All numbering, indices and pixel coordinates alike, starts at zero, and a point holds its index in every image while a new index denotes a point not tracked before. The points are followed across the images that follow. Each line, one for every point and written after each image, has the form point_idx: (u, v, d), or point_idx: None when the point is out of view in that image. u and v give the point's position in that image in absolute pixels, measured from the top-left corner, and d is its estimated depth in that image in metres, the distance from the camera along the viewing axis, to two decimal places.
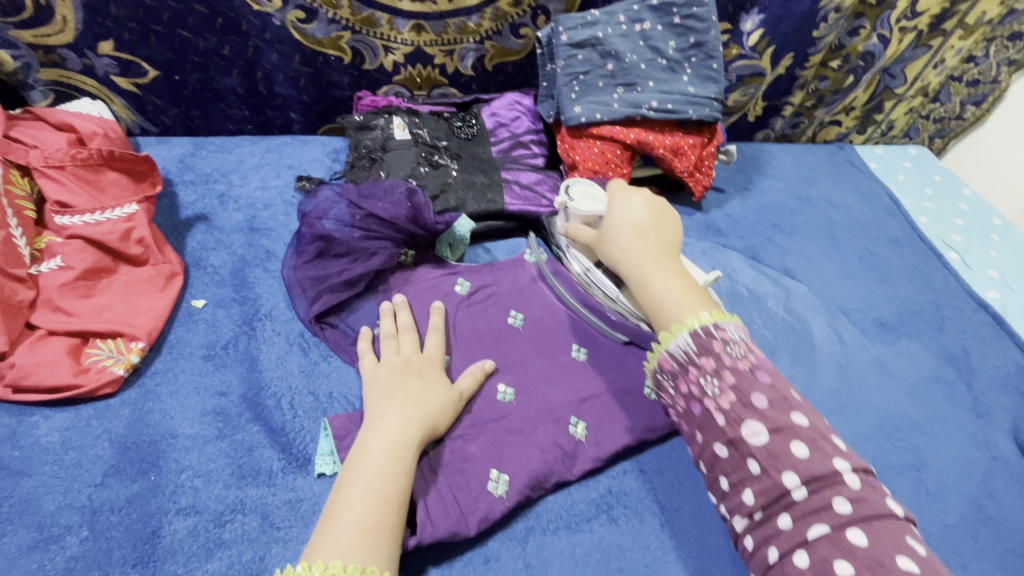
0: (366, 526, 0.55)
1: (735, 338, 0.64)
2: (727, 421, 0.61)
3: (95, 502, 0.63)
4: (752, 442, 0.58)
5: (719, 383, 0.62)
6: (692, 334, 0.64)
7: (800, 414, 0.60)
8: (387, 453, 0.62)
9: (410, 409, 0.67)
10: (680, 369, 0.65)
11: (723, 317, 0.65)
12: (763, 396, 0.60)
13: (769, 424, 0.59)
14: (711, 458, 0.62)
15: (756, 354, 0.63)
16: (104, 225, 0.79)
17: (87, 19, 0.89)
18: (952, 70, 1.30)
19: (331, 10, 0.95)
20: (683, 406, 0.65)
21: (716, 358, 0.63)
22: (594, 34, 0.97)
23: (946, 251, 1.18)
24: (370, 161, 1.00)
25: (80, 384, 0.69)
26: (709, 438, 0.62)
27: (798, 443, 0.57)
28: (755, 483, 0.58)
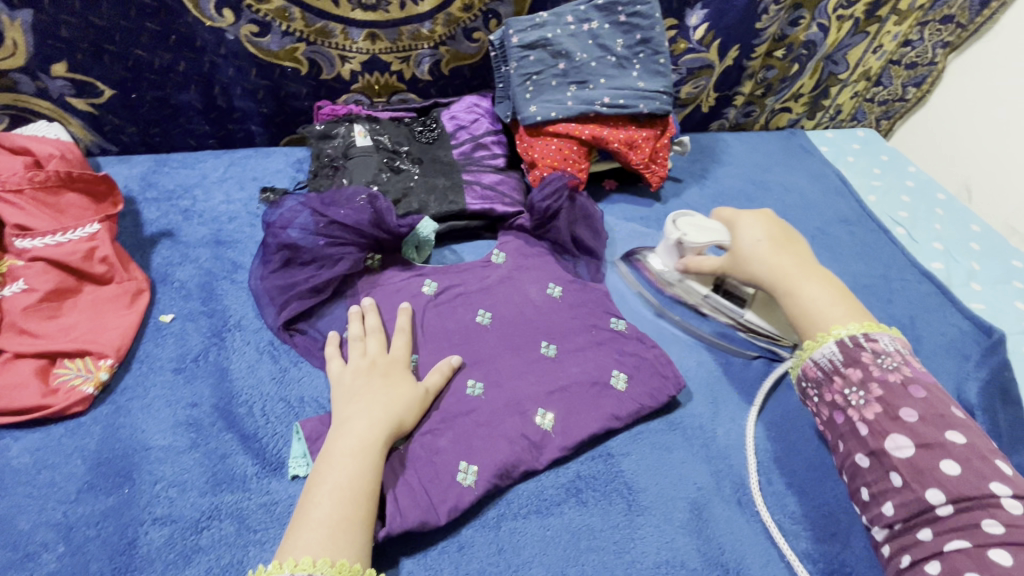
0: (336, 523, 0.58)
1: (888, 349, 0.68)
2: (871, 433, 0.64)
3: (69, 518, 0.64)
4: (894, 453, 0.61)
5: (865, 394, 0.66)
6: (839, 344, 0.69)
7: (957, 432, 0.60)
8: (353, 453, 0.64)
9: (375, 409, 0.69)
10: (825, 377, 0.70)
11: (876, 329, 0.70)
12: (915, 409, 0.62)
13: (917, 438, 0.61)
14: (853, 468, 0.65)
15: (911, 366, 0.67)
16: (66, 246, 0.79)
17: (38, 43, 0.89)
18: (891, 54, 1.36)
19: (284, 22, 0.96)
20: (825, 413, 0.70)
21: (865, 367, 0.67)
22: (544, 35, 1.00)
23: (894, 227, 1.23)
24: (333, 170, 1.02)
25: (50, 404, 0.70)
26: (851, 449, 0.66)
27: (947, 459, 0.58)
28: (895, 492, 0.60)
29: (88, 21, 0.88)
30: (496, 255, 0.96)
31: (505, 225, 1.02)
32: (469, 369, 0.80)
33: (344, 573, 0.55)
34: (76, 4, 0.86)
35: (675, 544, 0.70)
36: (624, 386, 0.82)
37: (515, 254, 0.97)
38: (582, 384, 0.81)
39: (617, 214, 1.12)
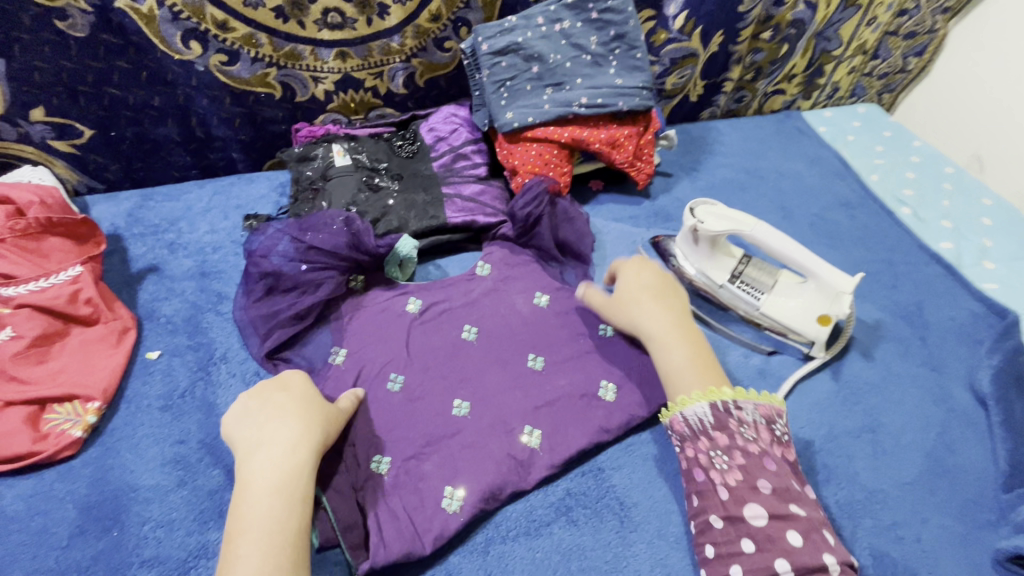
0: (265, 560, 0.55)
1: (752, 419, 0.68)
2: (732, 498, 0.63)
3: (62, 564, 0.65)
4: (750, 521, 0.62)
5: (728, 459, 0.65)
6: (712, 407, 0.68)
7: (799, 504, 0.63)
8: (273, 489, 0.60)
9: (287, 432, 0.64)
10: (692, 434, 0.68)
11: (746, 396, 0.69)
12: (770, 482, 0.64)
13: (770, 509, 0.62)
14: (703, 525, 0.65)
15: (767, 438, 0.67)
16: (50, 291, 0.80)
17: (13, 90, 0.89)
18: (887, 25, 1.30)
19: (252, 49, 0.96)
20: (686, 467, 0.68)
21: (730, 433, 0.67)
22: (514, 40, 0.98)
23: (898, 207, 1.18)
24: (313, 193, 1.01)
25: (40, 451, 0.71)
26: (706, 508, 0.65)
27: (793, 532, 0.61)
28: (744, 559, 0.60)
29: (58, 64, 0.89)
30: (481, 268, 0.94)
31: (488, 236, 1.00)
32: (453, 389, 0.79)
33: None
34: (45, 50, 0.87)
35: (668, 561, 0.68)
36: (613, 397, 0.80)
37: (500, 265, 0.94)
38: (570, 398, 0.79)
39: (605, 214, 1.09)
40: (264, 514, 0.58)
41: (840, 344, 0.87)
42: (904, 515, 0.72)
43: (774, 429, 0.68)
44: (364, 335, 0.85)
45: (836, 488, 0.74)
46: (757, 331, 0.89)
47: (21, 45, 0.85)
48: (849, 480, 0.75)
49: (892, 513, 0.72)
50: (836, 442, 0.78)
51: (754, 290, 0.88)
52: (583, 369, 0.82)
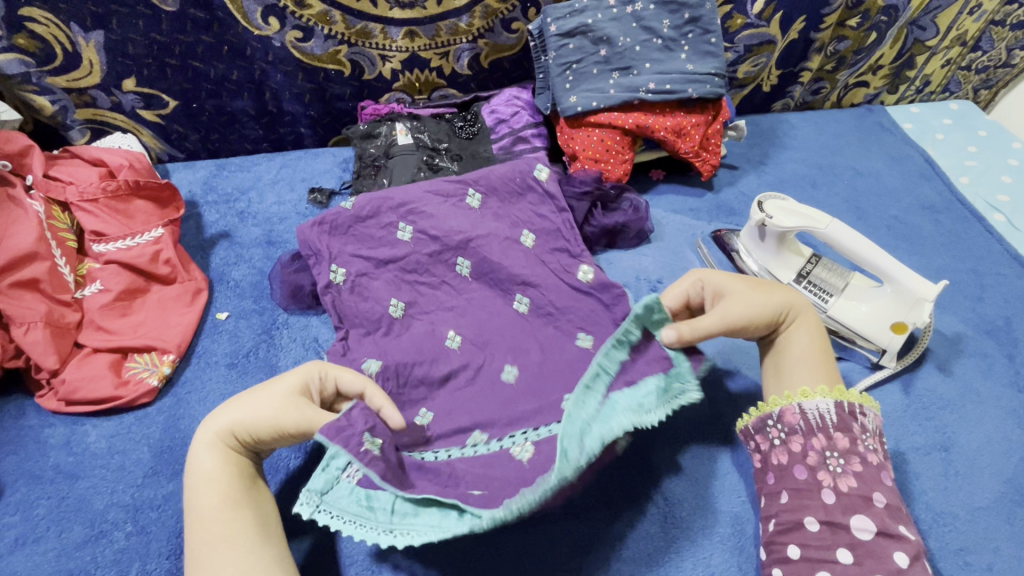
0: (222, 515, 0.58)
1: (871, 428, 0.65)
2: (838, 504, 0.60)
3: (137, 500, 0.70)
4: (853, 532, 0.59)
5: (844, 463, 0.62)
6: (835, 405, 0.65)
7: (906, 524, 0.60)
8: (218, 470, 0.60)
9: (223, 412, 0.62)
10: (804, 428, 0.65)
11: (872, 403, 0.66)
12: (883, 496, 0.61)
13: (880, 524, 0.59)
14: (791, 525, 0.62)
15: (885, 449, 0.64)
16: (134, 250, 0.86)
17: (110, 60, 0.96)
18: (993, 14, 1.19)
19: (326, 26, 0.98)
20: (783, 461, 0.65)
21: (852, 438, 0.63)
22: (583, 22, 0.96)
23: (990, 213, 1.08)
24: (375, 169, 1.03)
25: (121, 395, 0.77)
26: (802, 509, 0.62)
27: (901, 552, 0.57)
28: (835, 567, 0.58)
29: (150, 37, 0.94)
30: (525, 238, 0.89)
31: None
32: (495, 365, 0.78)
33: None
34: (139, 22, 0.92)
35: (712, 561, 0.67)
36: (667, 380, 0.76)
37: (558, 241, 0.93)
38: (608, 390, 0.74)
39: (663, 205, 1.06)
40: (218, 490, 0.59)
41: (914, 355, 0.82)
42: (976, 541, 0.67)
43: (886, 445, 0.66)
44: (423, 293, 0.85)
45: None
46: (822, 335, 0.85)
47: (118, 18, 0.91)
48: (915, 499, 0.70)
49: (962, 538, 0.67)
50: (902, 458, 0.73)
51: (822, 291, 0.84)
52: None
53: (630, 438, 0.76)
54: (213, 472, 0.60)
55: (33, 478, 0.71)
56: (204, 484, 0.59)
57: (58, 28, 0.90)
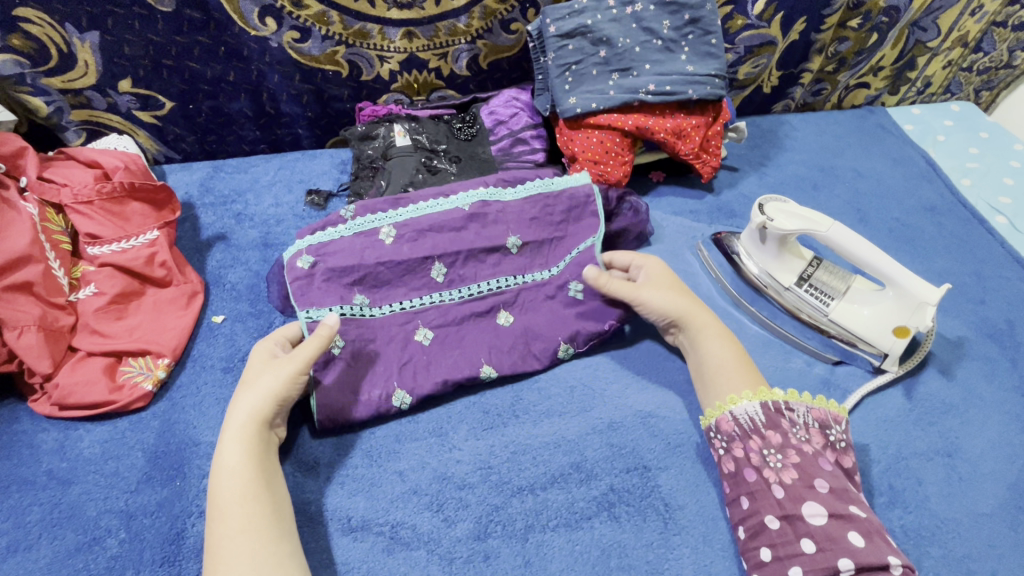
0: (244, 510, 0.59)
1: (803, 421, 0.67)
2: (788, 496, 0.61)
3: (131, 506, 0.69)
4: (808, 520, 0.59)
5: (782, 457, 0.63)
6: (762, 406, 0.67)
7: (857, 505, 0.61)
8: (240, 464, 0.61)
9: (248, 399, 0.66)
10: (740, 432, 0.66)
11: (798, 398, 0.68)
12: (827, 481, 0.62)
13: (829, 508, 0.60)
14: (757, 527, 0.61)
15: (819, 439, 0.66)
16: (129, 252, 0.85)
17: (105, 61, 0.95)
18: (995, 15, 1.19)
19: (323, 27, 0.97)
20: (732, 469, 0.66)
21: (782, 431, 0.65)
22: (583, 23, 0.95)
23: (992, 215, 1.08)
24: (373, 171, 1.02)
25: (115, 400, 0.76)
26: (759, 509, 0.62)
27: (855, 532, 0.58)
28: (805, 560, 0.57)
29: (145, 38, 0.93)
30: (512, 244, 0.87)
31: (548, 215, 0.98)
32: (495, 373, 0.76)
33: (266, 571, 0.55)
34: (135, 23, 0.91)
35: (712, 568, 0.66)
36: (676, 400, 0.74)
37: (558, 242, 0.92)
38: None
39: (664, 207, 1.06)
40: (240, 483, 0.60)
41: (917, 358, 0.80)
42: (979, 547, 0.66)
43: (828, 434, 0.67)
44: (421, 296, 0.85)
45: (903, 512, 0.69)
46: (823, 338, 0.84)
47: (113, 18, 0.90)
48: (918, 505, 0.69)
49: (965, 545, 0.66)
50: (904, 463, 0.73)
51: (823, 294, 0.84)
52: None
53: (631, 443, 0.75)
54: (236, 465, 0.61)
55: (25, 484, 0.71)
56: (228, 477, 0.61)
57: (53, 28, 0.89)
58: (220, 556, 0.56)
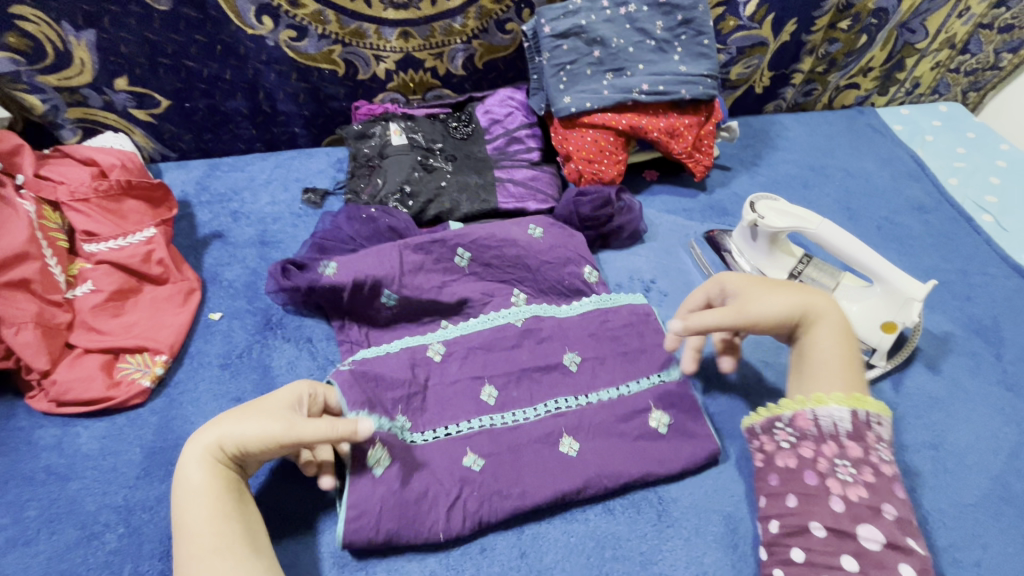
0: (206, 534, 0.56)
1: (884, 438, 0.61)
2: (846, 512, 0.56)
3: (129, 501, 0.70)
4: (860, 540, 0.54)
5: (856, 473, 0.58)
6: (853, 413, 0.61)
7: (919, 541, 0.56)
8: (204, 485, 0.58)
9: (226, 421, 0.60)
10: (816, 434, 0.61)
11: (888, 412, 0.62)
12: (895, 508, 0.56)
13: (890, 536, 0.54)
14: (798, 530, 0.58)
15: (898, 463, 0.60)
16: (126, 250, 0.85)
17: (101, 59, 0.95)
18: (981, 17, 1.21)
19: (319, 25, 0.98)
20: (788, 463, 0.61)
21: (864, 447, 0.59)
22: (577, 23, 0.96)
23: (979, 213, 1.10)
24: (369, 169, 1.03)
25: (113, 396, 0.76)
26: (808, 514, 0.58)
27: (911, 566, 0.53)
28: (840, 574, 0.54)
29: (142, 36, 0.94)
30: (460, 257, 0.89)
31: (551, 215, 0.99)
32: (497, 370, 0.78)
33: None
34: (132, 21, 0.92)
35: (705, 559, 0.67)
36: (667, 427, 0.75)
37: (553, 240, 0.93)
38: (589, 397, 0.77)
39: (657, 205, 1.07)
40: (204, 504, 0.57)
41: (904, 353, 0.82)
42: (964, 537, 0.68)
43: (903, 459, 0.61)
44: (417, 293, 0.85)
45: None
46: None
47: (110, 16, 0.91)
48: (905, 496, 0.71)
49: (951, 535, 0.68)
50: (892, 455, 0.74)
51: None
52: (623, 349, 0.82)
53: None
54: (199, 488, 0.58)
55: (23, 480, 0.71)
56: (190, 497, 0.58)
57: (49, 26, 0.90)
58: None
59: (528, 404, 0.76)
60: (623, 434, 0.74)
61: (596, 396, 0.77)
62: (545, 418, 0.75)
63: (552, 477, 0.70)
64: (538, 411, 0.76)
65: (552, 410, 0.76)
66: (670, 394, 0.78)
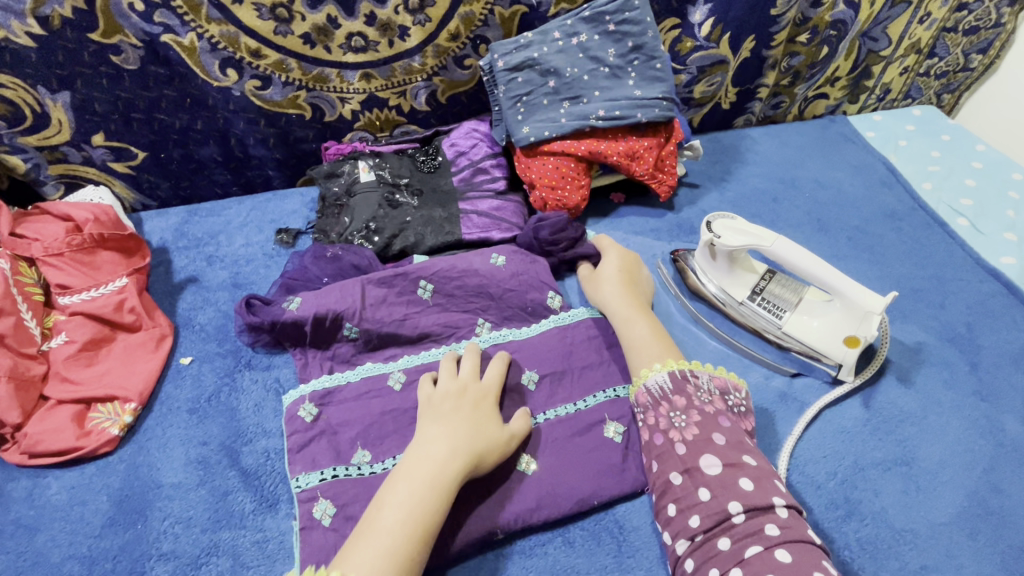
0: (399, 541, 0.59)
1: (707, 387, 0.71)
2: (687, 452, 0.66)
3: (94, 551, 0.71)
4: (705, 471, 0.64)
5: (686, 418, 0.68)
6: (669, 374, 0.72)
7: (750, 455, 0.66)
8: (428, 481, 0.63)
9: (466, 433, 0.68)
10: (653, 402, 0.71)
11: (702, 368, 0.73)
12: (723, 435, 0.67)
13: (723, 458, 0.65)
14: (664, 485, 0.67)
15: (724, 401, 0.71)
16: (99, 300, 0.88)
17: (78, 118, 1.00)
18: (944, 21, 1.21)
19: (283, 74, 1.01)
20: (645, 435, 0.71)
21: (687, 395, 0.70)
22: (530, 56, 0.98)
23: (954, 217, 1.08)
24: (338, 208, 1.05)
25: (83, 446, 0.78)
26: (665, 466, 0.67)
27: (745, 478, 0.63)
28: (700, 507, 0.62)
29: (115, 94, 0.98)
30: (423, 289, 0.90)
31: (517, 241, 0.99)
32: None
33: None
34: (103, 82, 0.96)
35: None
36: (621, 437, 0.76)
37: (516, 265, 0.93)
38: (548, 414, 0.78)
39: (625, 227, 1.07)
40: (408, 510, 0.61)
41: (873, 368, 0.81)
42: (937, 558, 0.65)
43: (727, 399, 0.71)
44: (379, 328, 0.87)
45: (859, 525, 0.68)
46: (780, 351, 0.84)
47: (83, 79, 0.95)
48: (875, 517, 0.69)
49: (923, 556, 0.66)
50: (861, 474, 0.72)
51: (776, 307, 0.84)
52: (581, 366, 0.82)
53: None
54: (426, 482, 0.63)
55: None
56: (400, 499, 0.62)
57: (26, 91, 0.94)
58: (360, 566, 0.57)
59: None
60: (579, 449, 0.75)
61: (553, 413, 0.78)
62: None
63: (506, 499, 0.70)
64: None
65: None
66: (626, 409, 0.78)
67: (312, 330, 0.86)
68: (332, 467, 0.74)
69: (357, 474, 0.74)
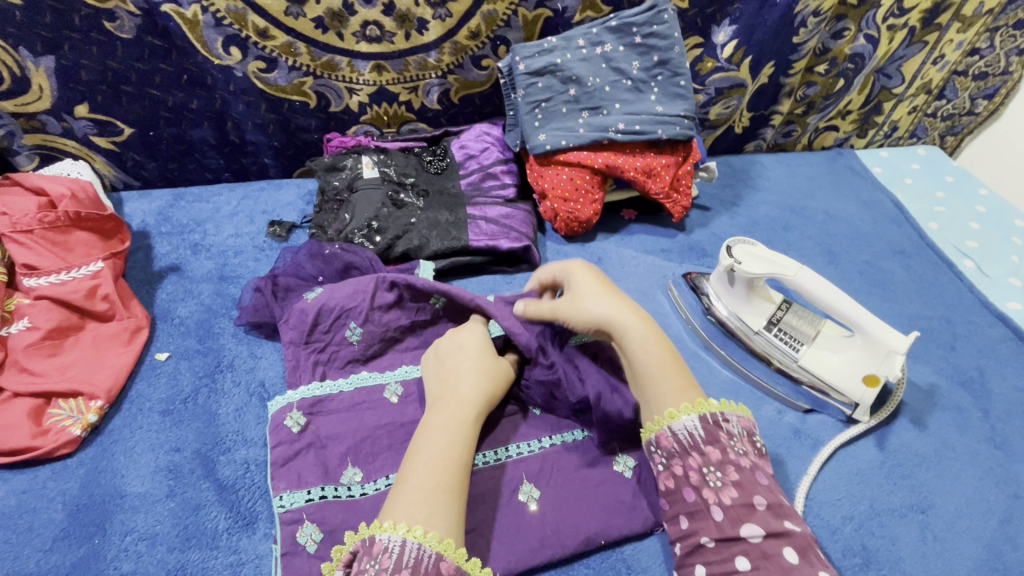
0: (434, 477, 0.58)
1: (737, 432, 0.62)
2: (727, 517, 0.57)
3: (41, 568, 0.63)
4: (746, 540, 0.55)
5: (721, 476, 0.59)
6: (701, 420, 0.62)
7: (793, 519, 0.57)
8: (453, 427, 0.63)
9: (468, 380, 0.68)
10: (680, 450, 0.62)
11: (731, 408, 0.65)
12: (764, 497, 0.58)
13: (766, 526, 0.55)
14: (693, 546, 0.58)
15: (757, 450, 0.62)
16: (69, 284, 0.80)
17: (61, 86, 0.92)
18: (955, 64, 1.22)
19: (290, 57, 0.96)
20: (669, 485, 0.62)
21: (722, 447, 0.61)
22: (552, 61, 0.95)
23: (960, 259, 1.08)
24: (338, 204, 1.00)
25: (38, 446, 0.70)
26: (697, 529, 0.58)
27: (789, 549, 0.54)
28: None
29: (104, 63, 0.91)
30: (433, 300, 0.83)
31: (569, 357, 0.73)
32: None
33: (450, 552, 0.54)
34: (93, 49, 0.89)
35: None
36: (632, 473, 0.71)
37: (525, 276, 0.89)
38: (553, 438, 0.73)
39: (635, 245, 1.04)
40: (440, 448, 0.61)
41: (888, 408, 0.79)
42: None
43: (757, 445, 0.63)
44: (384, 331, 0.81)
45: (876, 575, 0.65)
46: (794, 385, 0.81)
47: (71, 44, 0.88)
48: (892, 567, 0.66)
49: None
50: (878, 520, 0.70)
51: (792, 339, 0.81)
52: None
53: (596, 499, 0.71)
54: (458, 435, 0.63)
55: None
56: (425, 447, 0.61)
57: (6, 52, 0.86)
58: (403, 506, 0.56)
59: (489, 446, 0.72)
60: (586, 482, 0.70)
61: (560, 438, 0.74)
62: (506, 464, 0.70)
63: (508, 540, 0.65)
64: (500, 456, 0.71)
65: (513, 456, 0.71)
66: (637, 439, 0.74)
67: (307, 330, 0.79)
68: (320, 486, 0.68)
69: (346, 496, 0.68)
